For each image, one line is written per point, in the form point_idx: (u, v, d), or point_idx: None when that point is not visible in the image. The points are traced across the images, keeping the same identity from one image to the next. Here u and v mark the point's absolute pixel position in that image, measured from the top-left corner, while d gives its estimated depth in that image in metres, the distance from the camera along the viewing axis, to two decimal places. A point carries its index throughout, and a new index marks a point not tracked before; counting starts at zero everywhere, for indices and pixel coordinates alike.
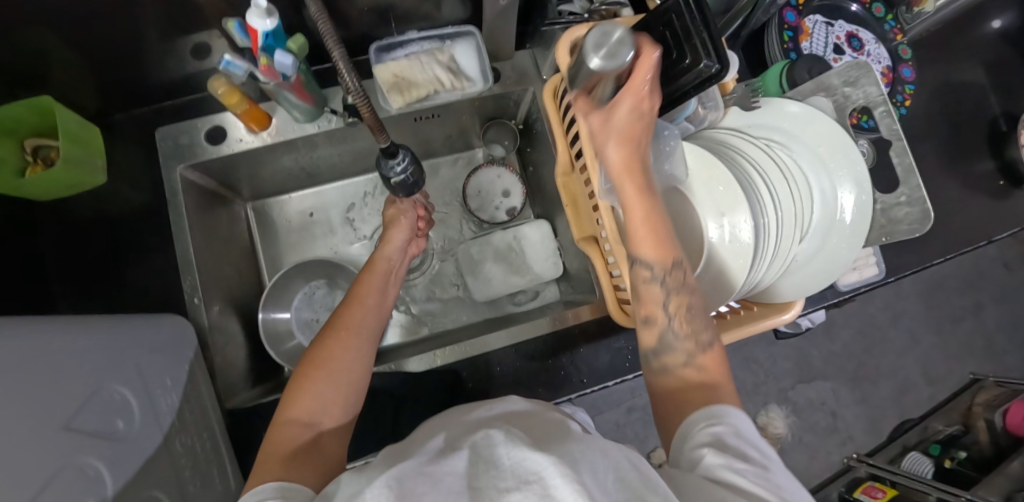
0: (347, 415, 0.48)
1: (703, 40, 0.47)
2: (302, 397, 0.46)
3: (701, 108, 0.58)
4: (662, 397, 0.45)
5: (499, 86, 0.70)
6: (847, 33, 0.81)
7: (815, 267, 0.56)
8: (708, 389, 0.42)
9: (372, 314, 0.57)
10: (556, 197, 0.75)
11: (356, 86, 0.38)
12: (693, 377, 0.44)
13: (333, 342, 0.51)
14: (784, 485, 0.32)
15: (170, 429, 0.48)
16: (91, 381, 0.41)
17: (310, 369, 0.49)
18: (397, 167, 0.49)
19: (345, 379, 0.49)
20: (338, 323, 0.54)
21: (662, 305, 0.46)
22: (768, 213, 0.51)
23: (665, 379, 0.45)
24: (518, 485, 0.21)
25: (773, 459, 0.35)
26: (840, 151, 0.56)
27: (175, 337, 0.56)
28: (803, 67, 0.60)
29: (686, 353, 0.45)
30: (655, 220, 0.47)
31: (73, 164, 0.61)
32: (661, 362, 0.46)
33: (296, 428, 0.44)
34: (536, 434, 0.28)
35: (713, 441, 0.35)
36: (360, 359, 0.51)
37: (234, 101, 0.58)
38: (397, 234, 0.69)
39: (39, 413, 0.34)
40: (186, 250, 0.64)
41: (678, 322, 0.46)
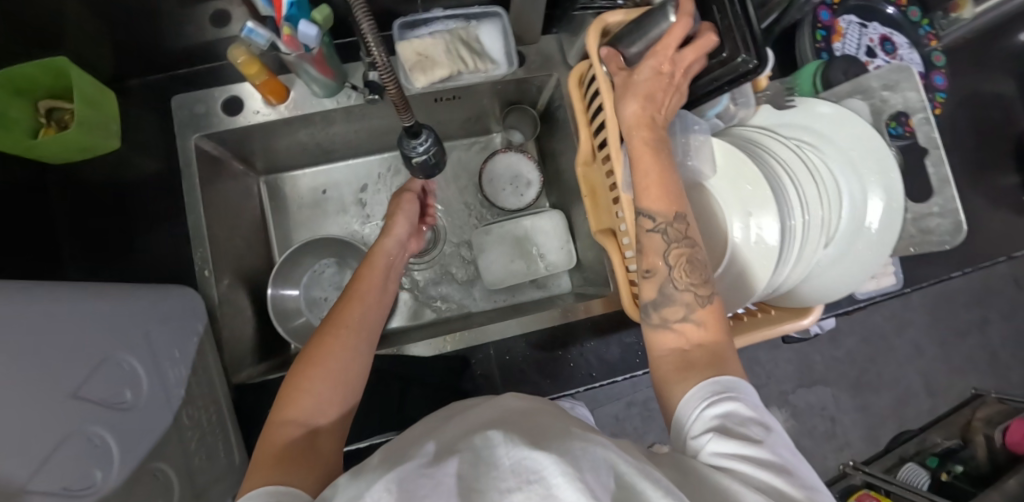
0: (341, 415, 0.48)
1: (742, 34, 0.46)
2: (298, 399, 0.45)
3: (733, 105, 0.56)
4: (659, 365, 0.42)
5: (523, 71, 0.69)
6: (881, 35, 0.78)
7: (838, 272, 0.55)
8: (709, 351, 0.41)
9: (374, 310, 0.57)
10: (574, 187, 0.73)
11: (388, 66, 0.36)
12: (693, 333, 0.42)
13: (332, 342, 0.50)
14: (784, 453, 0.33)
15: (177, 400, 0.48)
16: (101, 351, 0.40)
17: (308, 366, 0.48)
18: (420, 147, 0.48)
19: (341, 376, 0.49)
20: (336, 321, 0.53)
21: (663, 256, 0.45)
22: (795, 214, 0.50)
23: (662, 334, 0.44)
24: (520, 485, 0.22)
25: (771, 424, 0.35)
26: (879, 160, 0.55)
27: (183, 308, 0.55)
28: (839, 67, 0.58)
29: (686, 306, 0.43)
30: (664, 173, 0.46)
31: (86, 126, 0.59)
32: (660, 315, 0.44)
33: (292, 428, 0.43)
34: (533, 430, 0.28)
35: (716, 424, 0.34)
36: (351, 349, 0.51)
37: (253, 71, 0.57)
38: (400, 225, 0.67)
39: (46, 380, 0.33)
40: (198, 222, 0.63)
41: (678, 274, 0.45)
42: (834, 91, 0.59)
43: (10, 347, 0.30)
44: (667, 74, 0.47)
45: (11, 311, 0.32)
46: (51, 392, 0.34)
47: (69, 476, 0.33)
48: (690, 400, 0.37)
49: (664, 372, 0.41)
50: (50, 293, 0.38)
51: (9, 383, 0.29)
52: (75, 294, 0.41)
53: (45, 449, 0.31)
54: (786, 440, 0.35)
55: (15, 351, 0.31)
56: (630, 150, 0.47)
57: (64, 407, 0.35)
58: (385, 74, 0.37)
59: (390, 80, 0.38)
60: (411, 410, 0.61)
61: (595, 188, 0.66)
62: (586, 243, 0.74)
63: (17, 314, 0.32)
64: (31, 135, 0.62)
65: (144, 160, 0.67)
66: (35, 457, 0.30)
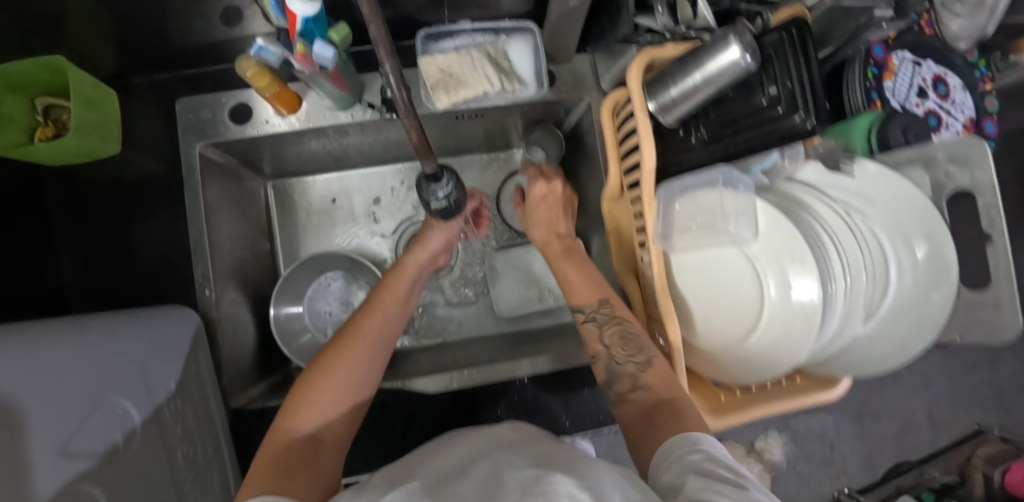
0: (344, 432, 0.45)
1: (806, 93, 0.43)
2: (304, 405, 0.43)
3: (782, 160, 0.52)
4: (628, 424, 0.45)
5: (553, 92, 0.64)
6: (935, 76, 0.72)
7: (877, 349, 0.51)
8: (667, 406, 0.43)
9: (390, 323, 0.54)
10: (597, 218, 0.70)
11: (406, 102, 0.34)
12: (644, 398, 0.45)
13: (349, 352, 0.48)
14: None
15: (171, 438, 0.46)
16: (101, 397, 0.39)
17: (318, 372, 0.46)
18: (440, 192, 0.44)
19: (353, 387, 0.47)
20: (354, 331, 0.51)
21: (600, 340, 0.53)
22: (838, 281, 0.47)
23: (626, 408, 0.47)
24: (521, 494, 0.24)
25: (755, 482, 0.31)
26: (934, 231, 0.51)
27: (183, 334, 0.53)
28: (899, 126, 0.53)
29: (631, 376, 0.48)
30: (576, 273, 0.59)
31: (86, 130, 0.55)
32: (615, 391, 0.49)
33: (295, 438, 0.41)
34: (545, 456, 0.30)
35: (690, 468, 0.32)
36: (367, 368, 0.49)
37: (264, 84, 0.52)
38: (437, 240, 0.63)
39: (36, 442, 0.31)
40: (199, 236, 0.60)
41: (618, 351, 0.50)
42: (896, 154, 0.54)
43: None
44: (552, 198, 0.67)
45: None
46: (45, 458, 0.32)
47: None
48: (668, 454, 0.36)
49: (632, 432, 0.44)
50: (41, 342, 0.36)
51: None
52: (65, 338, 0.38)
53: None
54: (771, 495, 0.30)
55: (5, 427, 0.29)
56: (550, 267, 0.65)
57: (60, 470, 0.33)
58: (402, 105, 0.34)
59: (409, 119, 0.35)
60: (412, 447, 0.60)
61: (620, 223, 0.63)
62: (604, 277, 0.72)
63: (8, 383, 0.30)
64: (29, 134, 0.59)
65: (146, 164, 0.64)
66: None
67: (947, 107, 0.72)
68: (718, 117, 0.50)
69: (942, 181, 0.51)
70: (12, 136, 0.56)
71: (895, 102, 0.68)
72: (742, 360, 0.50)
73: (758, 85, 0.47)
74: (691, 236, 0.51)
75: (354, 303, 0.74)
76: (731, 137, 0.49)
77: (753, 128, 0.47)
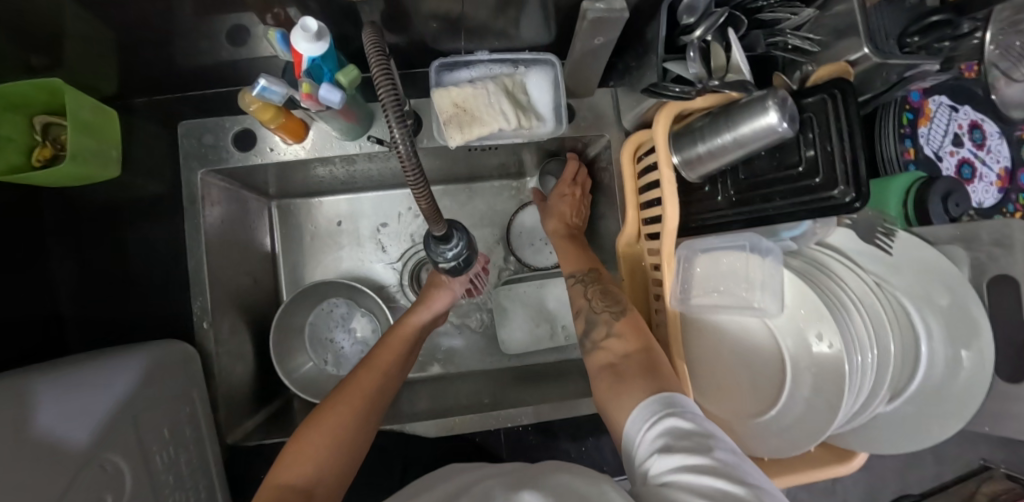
0: (339, 488, 0.44)
1: (848, 165, 0.40)
2: (298, 460, 0.43)
3: (814, 226, 0.48)
4: (597, 373, 0.46)
5: (572, 128, 0.61)
6: (971, 122, 0.67)
7: (904, 429, 0.48)
8: (640, 354, 0.44)
9: (385, 380, 0.54)
10: (611, 258, 0.67)
11: (413, 161, 0.31)
12: (615, 346, 0.47)
13: (345, 408, 0.48)
14: (736, 461, 0.30)
15: (163, 488, 0.45)
16: (87, 463, 0.37)
17: (313, 428, 0.46)
18: (448, 252, 0.42)
19: (349, 443, 0.46)
20: (350, 386, 0.51)
21: (584, 296, 0.55)
22: (867, 360, 0.43)
23: (597, 356, 0.48)
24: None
25: (723, 437, 0.32)
26: (959, 317, 0.47)
27: (178, 374, 0.52)
28: (941, 189, 0.50)
29: (606, 324, 0.49)
30: (579, 252, 0.61)
31: (82, 156, 0.53)
32: (591, 340, 0.50)
33: (287, 492, 0.40)
34: (525, 476, 0.34)
35: (661, 440, 0.32)
36: (363, 424, 0.49)
37: (268, 115, 0.49)
38: (441, 298, 0.64)
39: None
40: (199, 266, 0.58)
41: (597, 304, 0.52)
42: (935, 230, 0.52)
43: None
44: (572, 202, 0.66)
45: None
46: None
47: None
48: (638, 423, 0.36)
49: (600, 380, 0.45)
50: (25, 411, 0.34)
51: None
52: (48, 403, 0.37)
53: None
54: (738, 449, 0.31)
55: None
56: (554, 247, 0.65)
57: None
58: (408, 162, 0.30)
59: (419, 186, 0.33)
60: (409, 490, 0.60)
61: (635, 269, 0.60)
62: None
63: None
64: (27, 155, 0.57)
65: (148, 187, 0.62)
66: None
67: (982, 156, 0.68)
68: (748, 177, 0.47)
69: (984, 263, 0.49)
70: (9, 159, 0.55)
71: (928, 150, 0.65)
72: (760, 434, 0.47)
73: (795, 146, 0.44)
74: (712, 301, 0.49)
75: (357, 330, 0.73)
76: (760, 202, 0.46)
77: (786, 194, 0.44)
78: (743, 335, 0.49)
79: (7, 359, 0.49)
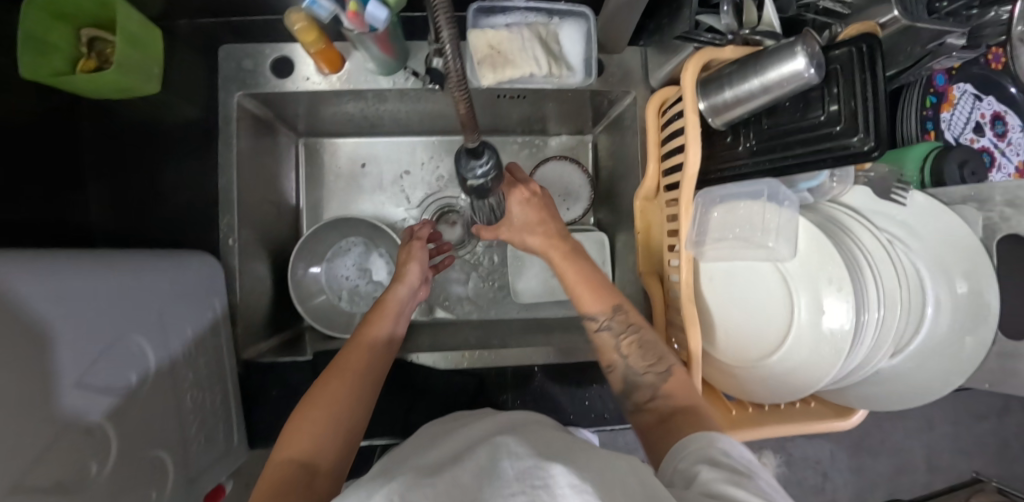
0: (344, 458, 0.41)
1: (867, 113, 0.42)
2: (300, 432, 0.41)
3: (830, 181, 0.50)
4: (647, 433, 0.45)
5: (600, 82, 0.63)
6: (994, 113, 0.68)
7: (899, 385, 0.50)
8: (685, 413, 0.43)
9: (381, 351, 0.52)
10: (627, 216, 0.69)
11: (459, 66, 0.34)
12: (664, 406, 0.46)
13: (338, 383, 0.46)
14: (775, 495, 0.32)
15: (181, 382, 0.48)
16: (112, 342, 0.40)
17: (308, 405, 0.43)
18: (478, 169, 0.43)
19: (347, 417, 0.43)
20: (342, 361, 0.49)
21: (616, 351, 0.51)
22: (872, 310, 0.44)
23: (642, 415, 0.47)
24: (523, 488, 0.24)
25: (767, 479, 0.34)
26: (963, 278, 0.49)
27: (201, 282, 0.54)
28: (958, 156, 0.52)
29: (650, 386, 0.48)
30: (588, 278, 0.53)
31: (126, 67, 0.55)
32: (633, 401, 0.49)
33: (292, 467, 0.38)
34: (544, 445, 0.32)
35: (706, 459, 0.35)
36: (361, 394, 0.46)
37: (310, 38, 0.52)
38: (414, 272, 0.62)
39: (49, 373, 0.33)
40: (229, 185, 0.60)
41: (633, 359, 0.50)
42: (947, 191, 0.53)
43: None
44: (536, 198, 0.55)
45: (8, 316, 0.30)
46: (51, 388, 0.33)
47: (58, 475, 0.33)
48: (684, 444, 0.38)
49: (650, 440, 0.44)
50: (60, 275, 0.37)
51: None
52: (81, 276, 0.39)
53: (26, 466, 0.31)
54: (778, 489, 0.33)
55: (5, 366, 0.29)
56: (562, 280, 0.54)
57: (63, 401, 0.34)
58: (453, 72, 0.34)
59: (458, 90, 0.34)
60: (416, 419, 0.61)
61: (650, 223, 0.61)
62: (626, 275, 0.72)
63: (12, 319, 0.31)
64: (71, 65, 0.58)
65: (185, 110, 0.64)
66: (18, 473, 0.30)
67: (1002, 148, 0.68)
68: (770, 127, 0.49)
69: (995, 223, 0.49)
70: (54, 65, 0.56)
71: (950, 135, 0.65)
72: (761, 376, 0.49)
73: (818, 100, 0.46)
74: (725, 246, 0.50)
75: (371, 270, 0.75)
76: (780, 150, 0.47)
77: (806, 143, 0.46)
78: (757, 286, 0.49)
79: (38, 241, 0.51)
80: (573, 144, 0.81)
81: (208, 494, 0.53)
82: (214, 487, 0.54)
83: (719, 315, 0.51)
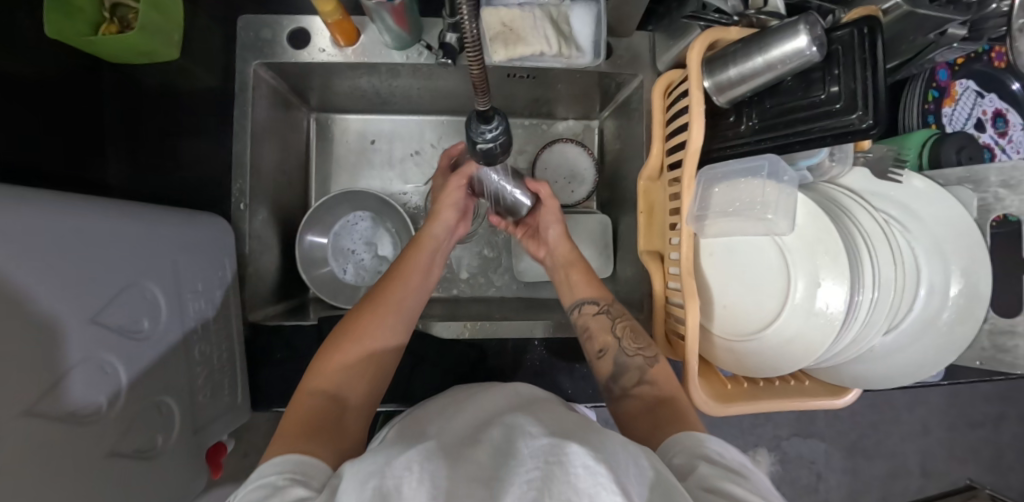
0: (369, 399, 0.45)
1: (865, 88, 0.43)
2: (330, 368, 0.44)
3: (829, 160, 0.52)
4: (630, 418, 0.47)
5: (608, 64, 0.64)
6: (996, 110, 0.69)
7: (891, 362, 0.51)
8: (669, 404, 0.46)
9: (414, 293, 0.53)
10: (630, 198, 0.71)
11: (475, 33, 0.33)
12: (648, 393, 0.48)
13: (371, 321, 0.48)
14: (767, 493, 0.33)
15: (191, 335, 0.49)
16: (126, 286, 0.41)
17: (339, 340, 0.47)
18: (488, 133, 0.44)
19: (375, 360, 0.47)
20: (377, 298, 0.50)
21: (611, 332, 0.54)
22: (866, 289, 0.45)
23: (627, 402, 0.49)
24: (538, 465, 0.25)
25: (756, 476, 0.36)
26: (959, 261, 0.50)
27: (213, 240, 0.55)
28: (954, 144, 0.55)
29: (639, 370, 0.50)
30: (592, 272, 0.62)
31: (148, 30, 0.56)
32: (620, 385, 0.50)
33: (319, 401, 0.42)
34: (559, 424, 0.32)
35: (703, 456, 0.36)
36: (391, 335, 0.49)
37: (328, 9, 0.53)
38: (449, 209, 0.60)
39: (66, 304, 0.34)
40: (243, 151, 0.61)
41: (627, 342, 0.53)
42: (944, 173, 0.55)
43: (25, 277, 0.30)
44: None
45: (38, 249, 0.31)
46: (69, 320, 0.35)
47: (71, 403, 0.34)
48: (677, 439, 0.39)
49: (635, 422, 0.46)
50: (83, 212, 0.38)
51: (8, 315, 0.29)
52: (103, 217, 0.40)
53: (44, 384, 0.32)
54: (767, 486, 0.35)
55: (32, 281, 0.31)
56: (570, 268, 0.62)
57: (83, 332, 0.36)
58: (471, 40, 0.33)
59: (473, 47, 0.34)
60: (416, 387, 0.62)
61: (653, 204, 0.62)
62: (628, 256, 0.73)
63: (34, 247, 0.32)
64: (93, 28, 0.58)
65: (203, 77, 0.66)
66: (34, 390, 0.31)
67: (1003, 144, 0.69)
68: (772, 108, 0.50)
69: (989, 204, 0.51)
70: (76, 28, 0.56)
71: (951, 129, 0.66)
72: (756, 351, 0.51)
73: (819, 81, 0.47)
74: (725, 221, 0.51)
75: (377, 244, 0.76)
76: (782, 129, 0.49)
77: (806, 122, 0.47)
78: (755, 263, 0.51)
79: (59, 179, 0.52)
80: (580, 129, 0.83)
81: (209, 450, 0.54)
82: (215, 444, 0.55)
83: (718, 290, 0.52)
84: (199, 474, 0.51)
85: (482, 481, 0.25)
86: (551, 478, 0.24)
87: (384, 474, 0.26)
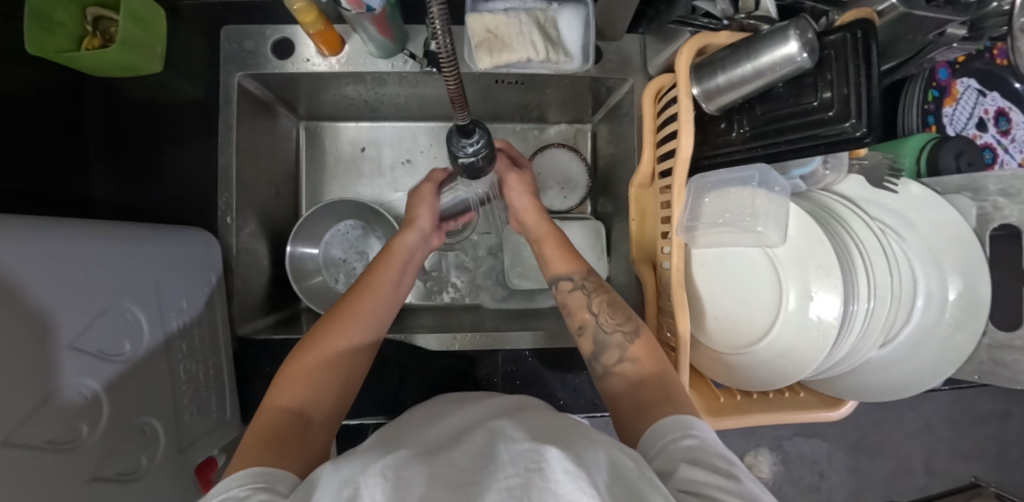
0: (336, 411, 0.43)
1: (857, 94, 0.41)
2: (295, 381, 0.42)
3: (822, 168, 0.51)
4: (615, 401, 0.44)
5: (597, 69, 0.63)
6: (999, 109, 0.66)
7: (888, 374, 0.50)
8: (653, 383, 0.43)
9: (385, 304, 0.52)
10: (623, 204, 0.70)
11: (449, 49, 0.32)
12: (630, 371, 0.45)
13: (340, 331, 0.46)
14: (757, 491, 0.31)
15: (175, 354, 0.49)
16: (107, 309, 0.41)
17: (305, 352, 0.44)
18: (469, 147, 0.43)
19: (342, 373, 0.45)
20: (347, 309, 0.49)
21: (588, 309, 0.50)
22: (860, 300, 0.44)
23: (610, 381, 0.46)
24: (519, 472, 0.24)
25: (744, 470, 0.33)
26: (958, 272, 0.49)
27: (199, 257, 0.55)
28: (952, 149, 0.53)
29: (618, 347, 0.46)
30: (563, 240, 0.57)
31: (131, 44, 0.55)
32: (602, 364, 0.47)
33: (282, 416, 0.39)
34: (542, 428, 0.31)
35: (683, 457, 0.33)
36: (360, 346, 0.47)
37: (309, 19, 0.52)
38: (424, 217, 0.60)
39: (45, 332, 0.34)
40: (229, 163, 0.60)
41: (605, 319, 0.49)
42: (941, 180, 0.54)
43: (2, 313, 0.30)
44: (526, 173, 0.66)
45: (13, 283, 0.31)
46: (48, 348, 0.34)
47: (50, 431, 0.34)
48: (658, 430, 0.37)
49: (618, 409, 0.43)
50: (63, 237, 0.38)
51: None
52: (84, 241, 0.40)
53: (25, 412, 0.32)
54: (756, 480, 0.32)
55: (12, 321, 0.30)
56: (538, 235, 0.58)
57: (62, 358, 0.36)
58: (445, 54, 0.32)
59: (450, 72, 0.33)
60: (406, 399, 0.62)
61: (645, 211, 0.61)
62: (621, 263, 0.73)
63: (16, 277, 0.32)
64: (76, 43, 0.57)
65: (189, 89, 0.65)
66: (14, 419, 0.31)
67: (1006, 144, 0.66)
68: (763, 115, 0.49)
69: (988, 213, 0.50)
70: (59, 44, 0.55)
71: (951, 129, 0.64)
72: (748, 364, 0.50)
73: (811, 87, 0.45)
74: (715, 232, 0.50)
75: (368, 253, 0.76)
76: (773, 137, 0.47)
77: (798, 130, 0.46)
78: (748, 272, 0.50)
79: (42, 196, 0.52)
80: (572, 133, 0.82)
81: (199, 465, 0.54)
82: (206, 459, 0.55)
83: (711, 302, 0.51)
84: (190, 490, 0.52)
85: (458, 486, 0.24)
86: (531, 487, 0.23)
87: (357, 485, 0.25)
